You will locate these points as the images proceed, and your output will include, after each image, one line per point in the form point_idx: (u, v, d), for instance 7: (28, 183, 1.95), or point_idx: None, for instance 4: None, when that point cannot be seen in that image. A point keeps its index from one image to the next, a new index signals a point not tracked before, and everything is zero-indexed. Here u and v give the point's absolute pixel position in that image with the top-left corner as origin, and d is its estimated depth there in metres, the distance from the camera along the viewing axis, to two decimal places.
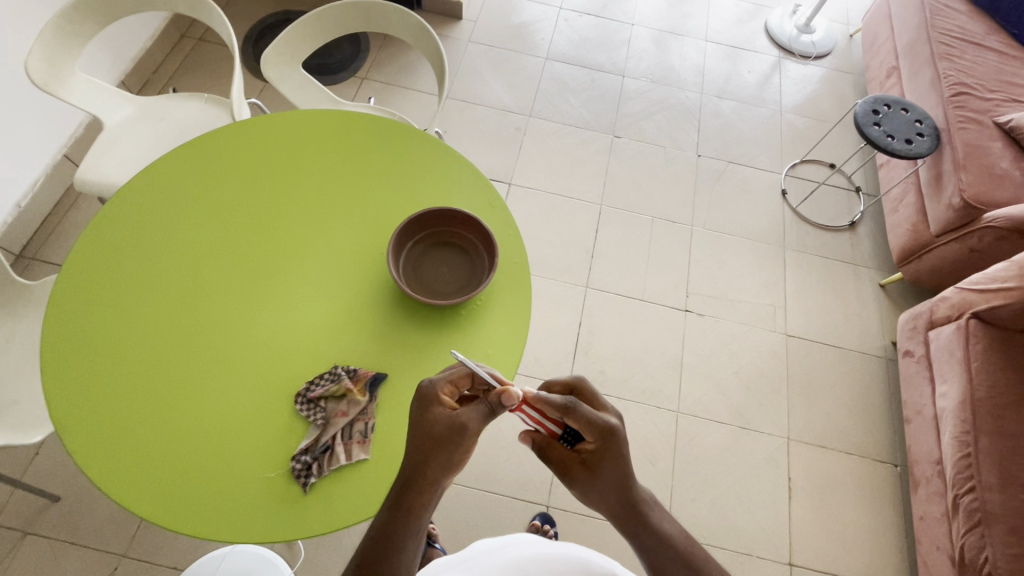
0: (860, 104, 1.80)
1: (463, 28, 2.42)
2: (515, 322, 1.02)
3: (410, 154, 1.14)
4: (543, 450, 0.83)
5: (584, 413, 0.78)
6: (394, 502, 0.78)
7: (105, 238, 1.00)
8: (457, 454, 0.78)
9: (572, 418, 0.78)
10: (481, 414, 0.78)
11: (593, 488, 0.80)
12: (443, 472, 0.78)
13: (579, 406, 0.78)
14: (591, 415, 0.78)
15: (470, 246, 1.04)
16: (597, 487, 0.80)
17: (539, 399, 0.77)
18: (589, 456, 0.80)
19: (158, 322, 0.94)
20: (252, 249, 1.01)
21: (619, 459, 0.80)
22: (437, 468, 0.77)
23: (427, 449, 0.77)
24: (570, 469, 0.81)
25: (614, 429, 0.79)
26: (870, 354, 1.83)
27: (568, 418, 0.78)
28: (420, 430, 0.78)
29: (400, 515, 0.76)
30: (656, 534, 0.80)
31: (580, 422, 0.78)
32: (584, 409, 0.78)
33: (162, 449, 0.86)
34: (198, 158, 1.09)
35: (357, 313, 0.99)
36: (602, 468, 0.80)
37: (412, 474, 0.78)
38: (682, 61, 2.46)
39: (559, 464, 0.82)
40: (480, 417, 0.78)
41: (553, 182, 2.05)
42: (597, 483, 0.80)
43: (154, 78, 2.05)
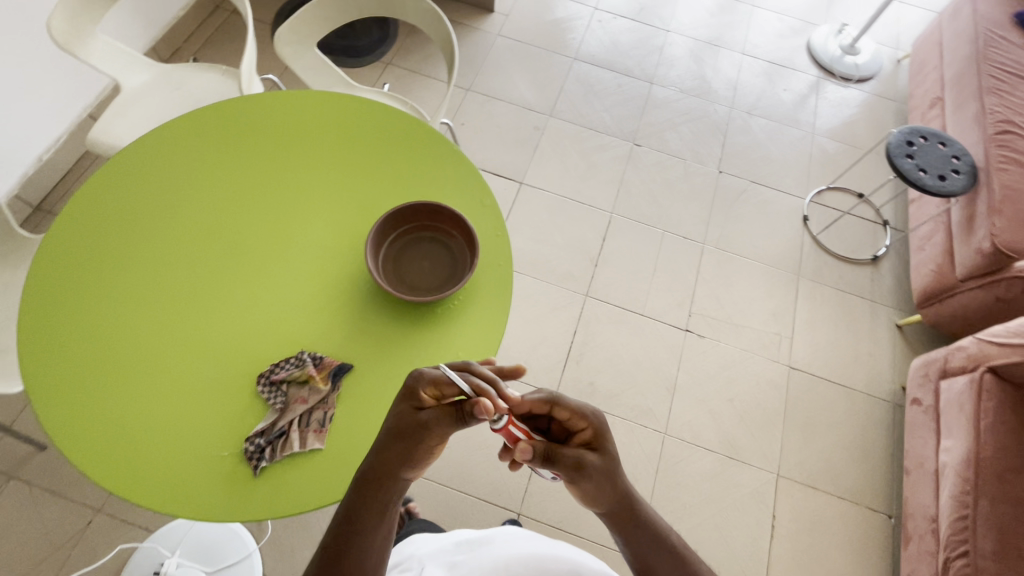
0: (894, 134, 1.70)
1: (494, 22, 2.39)
2: (494, 326, 0.99)
3: (408, 144, 1.13)
4: (549, 457, 0.74)
5: (570, 403, 0.79)
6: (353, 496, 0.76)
7: (95, 199, 1.01)
8: (415, 452, 0.75)
9: (560, 409, 0.79)
10: (450, 421, 0.74)
11: (603, 477, 0.76)
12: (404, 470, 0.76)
13: (563, 396, 0.80)
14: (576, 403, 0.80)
15: (451, 245, 1.02)
16: (606, 474, 0.76)
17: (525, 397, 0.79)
18: (589, 444, 0.78)
19: (134, 288, 0.95)
20: (234, 225, 1.01)
21: (612, 447, 0.79)
22: (390, 463, 0.76)
23: (387, 445, 0.76)
24: (583, 464, 0.75)
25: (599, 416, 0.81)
26: (877, 397, 1.74)
27: (557, 410, 0.79)
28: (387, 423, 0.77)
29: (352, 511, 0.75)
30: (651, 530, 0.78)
31: (568, 410, 0.79)
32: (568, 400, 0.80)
33: (122, 415, 0.87)
34: (194, 130, 1.09)
35: (331, 301, 0.98)
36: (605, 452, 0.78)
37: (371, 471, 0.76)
38: (715, 73, 2.38)
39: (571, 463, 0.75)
40: (450, 424, 0.74)
41: (565, 185, 2.01)
42: (603, 471, 0.76)
43: (184, 46, 2.08)
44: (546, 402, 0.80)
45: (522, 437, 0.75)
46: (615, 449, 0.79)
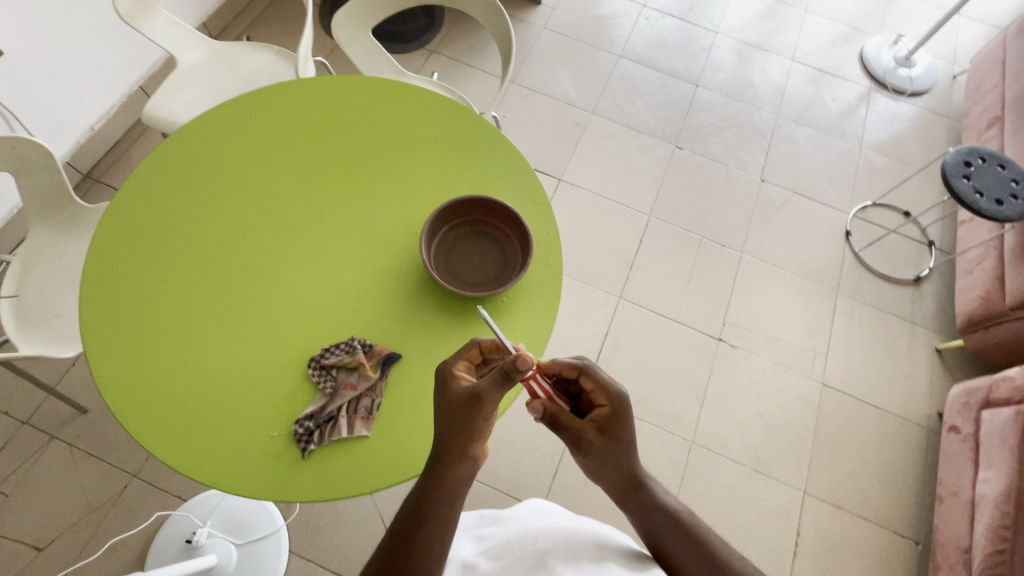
0: (950, 153, 1.65)
1: (541, 14, 2.36)
2: (540, 326, 1.00)
3: (462, 136, 1.12)
4: (555, 423, 0.85)
5: (598, 375, 0.85)
6: (426, 474, 0.79)
7: (154, 176, 1.02)
8: (475, 425, 0.78)
9: (587, 377, 0.86)
10: (496, 382, 0.76)
11: (604, 456, 0.84)
12: (471, 443, 0.80)
13: (593, 367, 0.85)
14: (604, 377, 0.85)
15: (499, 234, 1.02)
16: (608, 452, 0.84)
17: (554, 363, 0.86)
18: (601, 422, 0.84)
19: (191, 268, 0.96)
20: (290, 209, 1.02)
21: (627, 429, 0.84)
22: (459, 440, 0.79)
23: (449, 421, 0.78)
24: (581, 440, 0.84)
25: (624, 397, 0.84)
26: (911, 421, 1.70)
27: (582, 377, 0.86)
28: (442, 404, 0.79)
29: (423, 490, 0.78)
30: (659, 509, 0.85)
31: (596, 381, 0.85)
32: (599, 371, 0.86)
33: (177, 390, 0.89)
34: (254, 110, 1.10)
35: (381, 290, 0.98)
36: (616, 432, 0.84)
37: (442, 446, 0.79)
38: (763, 78, 2.33)
39: (572, 436, 0.84)
40: (496, 387, 0.76)
41: (604, 185, 1.99)
42: (601, 451, 0.84)
43: (233, 24, 2.09)
44: (576, 369, 0.86)
45: (540, 394, 0.85)
46: (630, 432, 0.84)
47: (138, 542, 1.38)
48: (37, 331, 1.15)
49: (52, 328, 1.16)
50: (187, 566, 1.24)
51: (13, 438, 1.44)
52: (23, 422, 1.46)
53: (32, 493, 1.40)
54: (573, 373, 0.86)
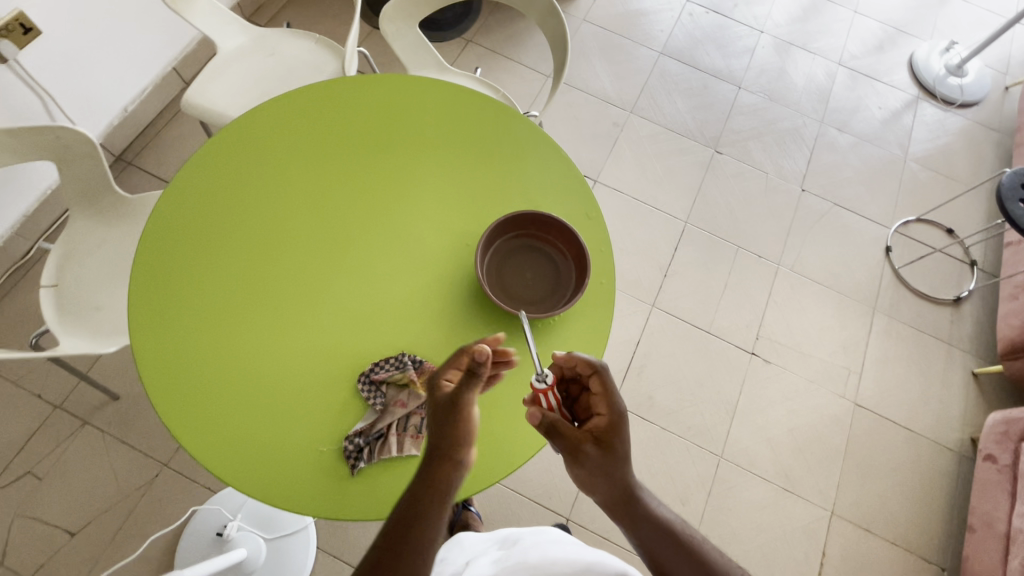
0: (1007, 174, 1.59)
1: (581, 5, 2.28)
2: (590, 347, 0.99)
3: (514, 143, 1.10)
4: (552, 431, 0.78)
5: (607, 381, 0.78)
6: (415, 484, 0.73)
7: (199, 175, 1.01)
8: (462, 428, 0.75)
9: (596, 382, 0.79)
10: (475, 385, 0.74)
11: (598, 468, 0.78)
12: (456, 449, 0.74)
13: (604, 371, 0.79)
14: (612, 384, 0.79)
15: (545, 246, 0.99)
16: (604, 465, 0.78)
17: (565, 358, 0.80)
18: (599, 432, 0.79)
19: (239, 274, 0.95)
20: (339, 215, 1.01)
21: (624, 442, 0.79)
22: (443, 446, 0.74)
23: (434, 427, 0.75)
24: (578, 450, 0.78)
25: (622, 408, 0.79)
26: (943, 445, 1.68)
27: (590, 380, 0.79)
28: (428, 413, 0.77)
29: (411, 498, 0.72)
30: (655, 524, 0.78)
31: (602, 387, 0.79)
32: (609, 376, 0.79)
33: (226, 398, 0.88)
34: (301, 109, 1.08)
35: (430, 302, 0.98)
36: (612, 444, 0.79)
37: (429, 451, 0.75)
38: (807, 81, 2.25)
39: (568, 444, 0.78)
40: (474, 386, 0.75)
41: (640, 188, 1.95)
42: (598, 463, 0.78)
43: (268, 4, 2.04)
44: (588, 369, 0.80)
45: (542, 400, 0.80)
46: (626, 444, 0.79)
47: (169, 531, 1.39)
48: (77, 323, 1.14)
49: (91, 321, 1.15)
50: (220, 560, 1.24)
51: (46, 422, 1.45)
52: (56, 406, 1.46)
53: (65, 478, 1.41)
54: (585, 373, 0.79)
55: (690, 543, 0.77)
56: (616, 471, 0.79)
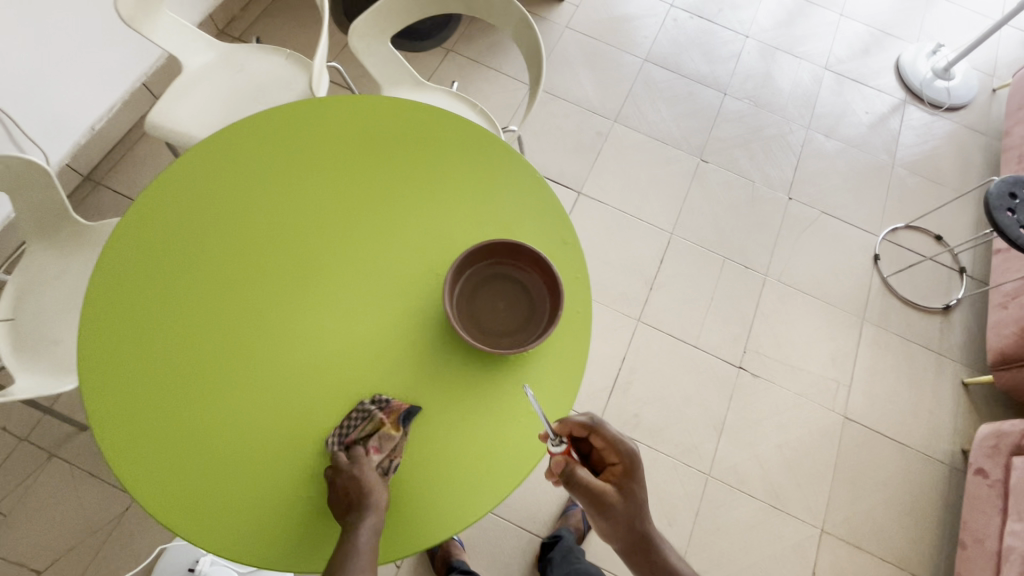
0: (995, 183, 1.57)
1: (564, 12, 2.24)
2: (566, 383, 0.96)
3: (487, 169, 1.07)
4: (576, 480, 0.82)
5: (609, 435, 0.88)
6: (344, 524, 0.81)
7: (157, 200, 0.97)
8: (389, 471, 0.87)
9: (597, 436, 0.88)
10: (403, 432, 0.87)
11: (622, 516, 0.85)
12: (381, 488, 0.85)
13: (604, 425, 0.88)
14: (614, 436, 0.88)
15: (512, 280, 0.95)
16: (626, 512, 0.85)
17: (567, 420, 0.88)
18: (616, 480, 0.87)
19: (194, 311, 0.92)
20: (300, 248, 0.97)
21: (640, 485, 0.87)
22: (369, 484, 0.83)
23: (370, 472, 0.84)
24: (605, 502, 0.85)
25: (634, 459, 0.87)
26: (934, 458, 1.66)
27: (594, 436, 0.88)
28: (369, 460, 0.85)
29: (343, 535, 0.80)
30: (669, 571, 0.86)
31: (605, 440, 0.88)
32: (609, 430, 0.88)
33: (179, 443, 0.85)
34: (265, 133, 1.04)
35: (397, 339, 0.95)
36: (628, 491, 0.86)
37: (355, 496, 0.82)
38: (793, 86, 2.23)
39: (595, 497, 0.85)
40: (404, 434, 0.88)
41: (625, 199, 1.91)
42: (622, 512, 0.85)
43: (242, 16, 2.00)
44: (586, 428, 0.89)
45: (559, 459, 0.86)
46: (642, 489, 0.86)
47: (139, 567, 1.34)
48: (33, 359, 1.10)
49: (49, 356, 1.10)
50: None
51: (12, 455, 1.40)
52: (22, 438, 1.42)
53: (32, 513, 1.37)
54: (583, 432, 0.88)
55: None
56: (637, 518, 0.86)
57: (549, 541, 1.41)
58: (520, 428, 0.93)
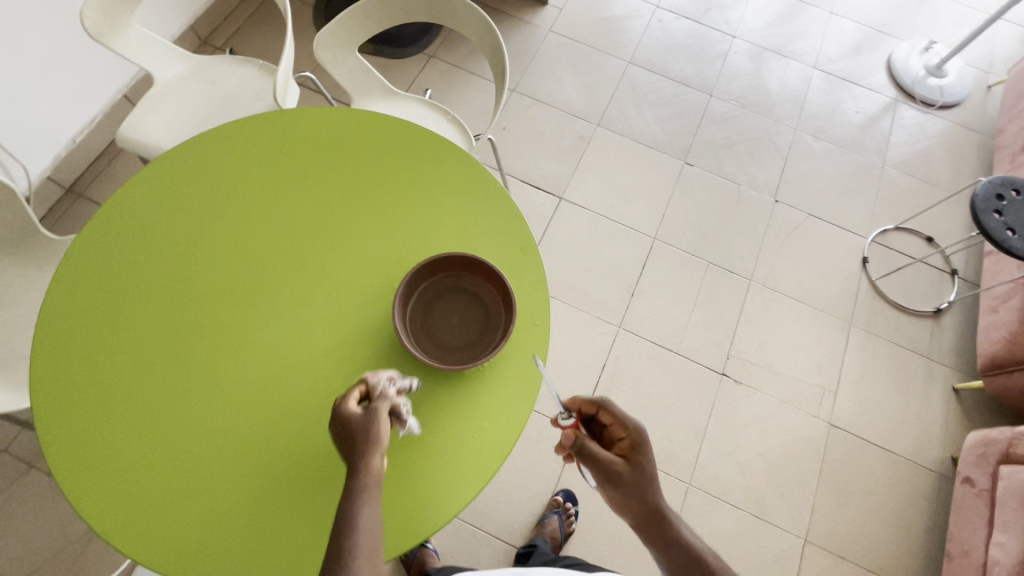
0: (981, 184, 1.53)
1: (547, 15, 2.23)
2: (521, 397, 0.94)
3: (444, 179, 1.06)
4: (585, 452, 0.82)
5: (614, 411, 0.86)
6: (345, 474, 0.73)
7: (114, 218, 0.98)
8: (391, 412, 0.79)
9: (605, 413, 0.86)
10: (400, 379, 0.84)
11: (631, 490, 0.80)
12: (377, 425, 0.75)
13: (609, 403, 0.87)
14: (620, 413, 0.86)
15: (467, 291, 0.95)
16: (634, 485, 0.80)
17: (574, 398, 0.89)
18: (625, 454, 0.84)
19: (145, 328, 0.92)
20: (252, 262, 0.97)
21: (648, 459, 0.83)
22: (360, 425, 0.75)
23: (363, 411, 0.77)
24: (612, 472, 0.81)
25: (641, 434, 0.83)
26: (923, 466, 1.62)
27: (600, 413, 0.87)
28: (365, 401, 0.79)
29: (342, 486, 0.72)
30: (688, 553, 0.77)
31: (612, 416, 0.86)
32: (616, 408, 0.87)
33: (128, 461, 0.86)
34: (221, 148, 1.05)
35: (349, 352, 0.94)
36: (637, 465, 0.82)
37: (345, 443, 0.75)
38: (781, 86, 2.19)
39: (601, 469, 0.81)
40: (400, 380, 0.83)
41: (607, 204, 1.89)
42: (631, 483, 0.80)
43: (224, 25, 2.01)
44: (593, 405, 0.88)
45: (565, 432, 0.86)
46: (651, 463, 0.82)
47: None
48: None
49: (15, 371, 1.11)
50: None
51: None
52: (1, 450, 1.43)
53: (10, 524, 1.38)
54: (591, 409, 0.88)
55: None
56: (648, 492, 0.81)
57: (525, 551, 1.40)
58: (474, 442, 0.91)
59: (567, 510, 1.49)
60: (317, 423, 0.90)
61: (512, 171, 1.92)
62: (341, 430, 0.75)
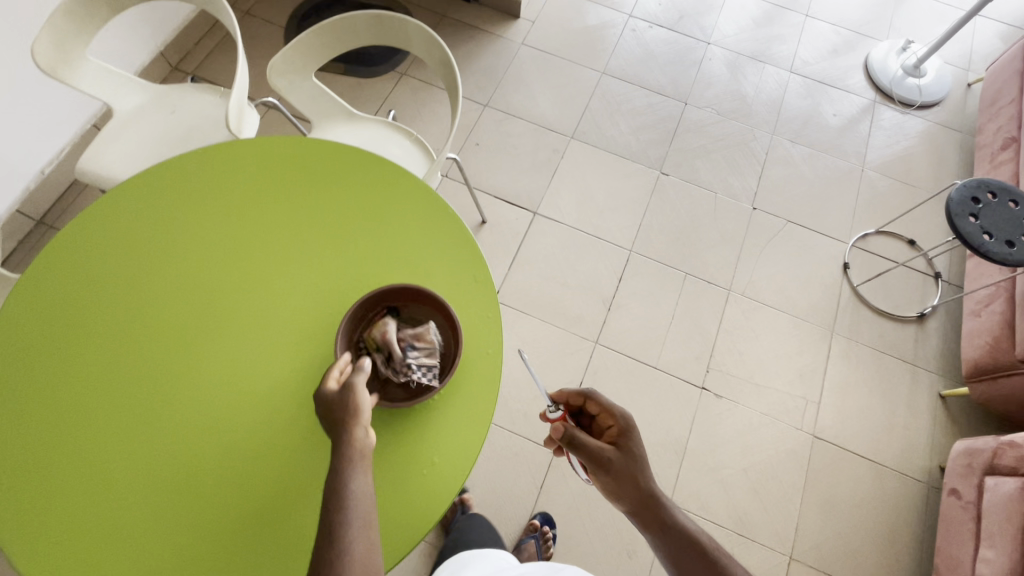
0: (957, 188, 1.50)
1: (519, 29, 2.22)
2: (473, 432, 0.92)
3: (393, 206, 1.05)
4: (575, 442, 0.83)
5: (602, 401, 0.89)
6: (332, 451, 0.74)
7: (62, 270, 0.99)
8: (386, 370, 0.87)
9: (592, 403, 0.89)
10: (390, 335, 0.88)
11: (622, 472, 0.82)
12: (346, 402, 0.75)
13: (597, 394, 0.90)
14: (608, 401, 0.88)
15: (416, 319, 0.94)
16: (625, 468, 0.81)
17: (562, 392, 0.92)
18: (614, 442, 0.86)
19: (90, 369, 0.92)
20: (197, 298, 0.97)
21: (638, 445, 0.85)
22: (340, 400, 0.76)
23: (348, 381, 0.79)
24: (602, 458, 0.82)
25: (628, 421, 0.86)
26: (910, 476, 1.58)
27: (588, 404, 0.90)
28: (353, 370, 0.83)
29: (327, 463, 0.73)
30: (681, 533, 0.78)
31: (599, 406, 0.89)
32: (603, 398, 0.89)
33: (67, 507, 0.85)
34: (169, 185, 1.06)
35: (296, 387, 0.93)
36: (627, 449, 0.84)
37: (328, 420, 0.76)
38: (757, 92, 2.17)
39: (591, 456, 0.83)
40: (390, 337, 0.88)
41: (582, 218, 1.87)
42: (622, 467, 0.82)
43: (195, 51, 2.01)
44: (581, 397, 0.91)
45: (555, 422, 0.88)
46: (641, 445, 0.84)
47: None
48: None
49: None
50: None
51: None
52: None
53: None
54: (579, 400, 0.91)
55: (718, 556, 0.75)
56: (640, 475, 0.82)
57: None
58: (423, 480, 0.89)
59: (545, 534, 1.47)
60: (262, 463, 0.88)
61: (486, 187, 1.90)
62: (328, 404, 0.76)
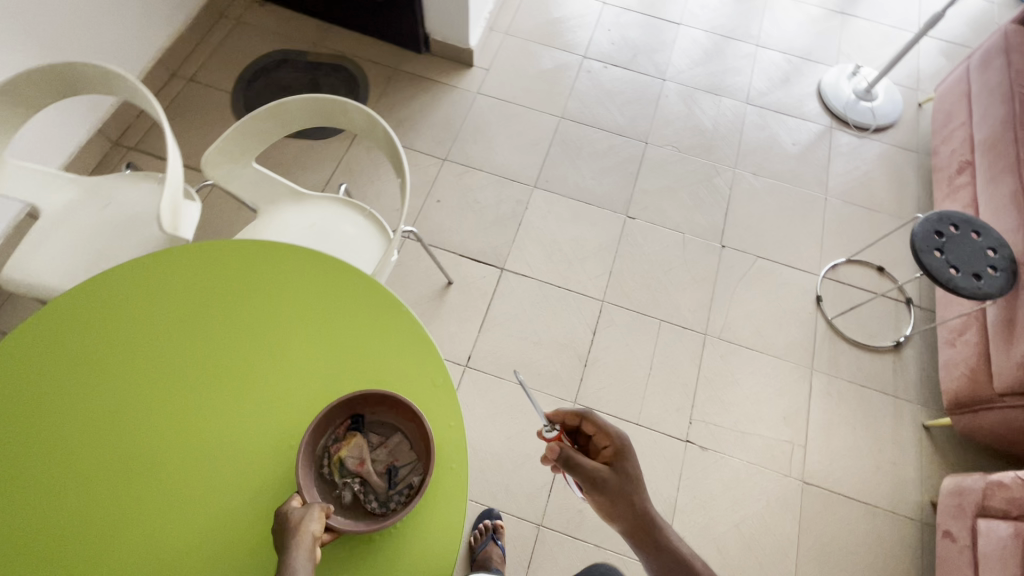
0: (919, 222, 1.50)
1: (474, 77, 2.20)
2: (440, 562, 0.83)
3: (353, 311, 0.98)
4: (572, 462, 0.83)
5: (598, 421, 0.89)
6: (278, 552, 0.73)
7: (24, 373, 0.91)
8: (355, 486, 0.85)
9: (589, 423, 0.89)
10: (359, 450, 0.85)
11: (616, 491, 0.82)
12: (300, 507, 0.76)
13: (594, 414, 0.90)
14: (605, 423, 0.88)
15: (378, 431, 0.89)
16: (620, 488, 0.82)
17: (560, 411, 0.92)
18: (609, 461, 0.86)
19: (23, 520, 0.83)
20: (141, 429, 0.88)
21: (634, 466, 0.85)
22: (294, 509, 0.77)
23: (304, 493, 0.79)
24: (598, 478, 0.83)
25: (624, 444, 0.86)
26: (902, 515, 1.55)
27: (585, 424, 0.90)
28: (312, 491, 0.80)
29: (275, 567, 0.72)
30: (672, 554, 0.81)
31: (595, 426, 0.89)
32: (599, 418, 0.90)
33: None
34: (112, 298, 0.97)
35: (250, 528, 0.84)
36: (623, 469, 0.84)
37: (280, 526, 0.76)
38: (716, 124, 2.18)
39: (587, 476, 0.83)
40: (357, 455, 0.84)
41: (550, 270, 1.83)
42: (616, 487, 0.82)
43: (137, 122, 1.93)
44: (578, 417, 0.91)
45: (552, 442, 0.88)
46: (637, 466, 0.85)
47: None
48: None
49: None
50: None
51: None
52: None
53: None
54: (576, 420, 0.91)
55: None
56: (634, 495, 0.83)
57: None
58: None
59: None
60: None
61: (451, 246, 1.85)
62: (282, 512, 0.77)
